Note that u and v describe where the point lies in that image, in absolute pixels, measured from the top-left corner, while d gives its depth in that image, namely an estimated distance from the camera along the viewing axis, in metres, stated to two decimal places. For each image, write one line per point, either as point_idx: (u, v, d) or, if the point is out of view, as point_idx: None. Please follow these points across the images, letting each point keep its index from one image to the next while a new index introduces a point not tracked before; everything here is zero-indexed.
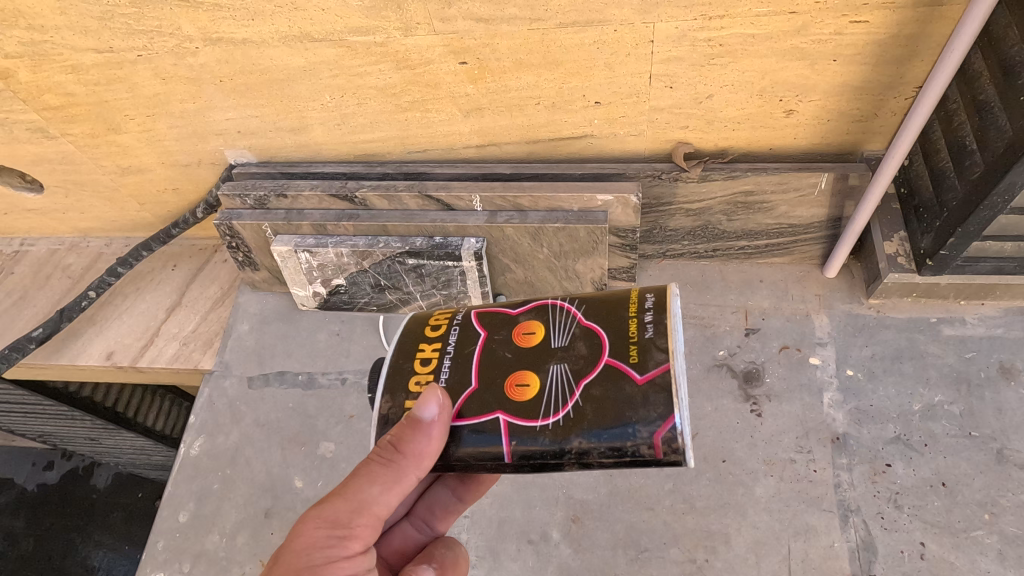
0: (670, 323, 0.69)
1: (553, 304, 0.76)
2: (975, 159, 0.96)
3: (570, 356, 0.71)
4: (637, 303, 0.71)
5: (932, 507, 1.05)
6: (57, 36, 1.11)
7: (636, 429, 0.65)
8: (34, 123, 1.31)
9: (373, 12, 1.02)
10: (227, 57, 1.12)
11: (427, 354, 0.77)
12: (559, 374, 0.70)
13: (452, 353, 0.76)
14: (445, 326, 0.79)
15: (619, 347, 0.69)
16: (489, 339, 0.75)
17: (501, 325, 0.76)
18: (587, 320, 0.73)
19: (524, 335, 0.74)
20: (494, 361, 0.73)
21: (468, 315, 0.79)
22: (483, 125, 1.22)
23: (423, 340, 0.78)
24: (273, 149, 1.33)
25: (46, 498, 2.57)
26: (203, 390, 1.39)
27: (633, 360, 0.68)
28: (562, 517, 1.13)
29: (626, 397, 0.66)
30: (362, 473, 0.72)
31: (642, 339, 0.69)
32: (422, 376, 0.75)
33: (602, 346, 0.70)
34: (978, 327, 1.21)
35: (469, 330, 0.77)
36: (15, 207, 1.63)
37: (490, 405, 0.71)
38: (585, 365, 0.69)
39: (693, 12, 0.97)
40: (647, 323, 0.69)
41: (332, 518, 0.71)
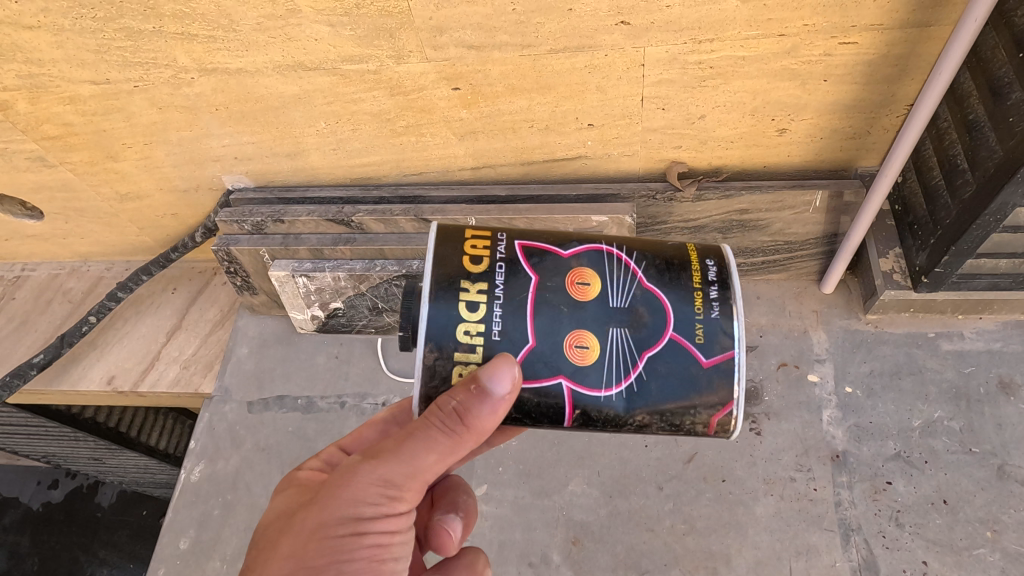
0: (732, 304, 0.68)
1: (607, 253, 0.71)
2: (966, 178, 0.97)
3: (631, 321, 0.67)
4: (700, 273, 0.69)
5: (934, 525, 1.05)
6: (55, 69, 1.12)
7: (698, 410, 0.66)
8: (33, 153, 1.32)
9: (366, 41, 1.03)
10: (223, 86, 1.13)
11: (471, 296, 0.67)
12: (621, 338, 0.66)
13: (502, 298, 0.67)
14: (487, 259, 0.69)
15: (685, 322, 0.67)
16: (541, 286, 0.68)
17: (553, 268, 0.69)
18: (648, 283, 0.69)
19: (579, 287, 0.68)
20: (549, 314, 0.66)
21: (512, 245, 0.70)
22: (477, 147, 1.22)
23: (466, 277, 0.67)
24: (270, 174, 1.34)
25: (51, 518, 2.57)
26: (203, 415, 1.40)
27: (698, 339, 0.66)
28: (562, 539, 1.12)
29: (691, 377, 0.66)
30: (419, 437, 0.66)
31: (709, 320, 0.67)
32: (473, 324, 0.66)
33: (667, 320, 0.67)
34: (976, 341, 1.21)
35: (517, 268, 0.68)
36: (16, 233, 1.64)
37: (551, 367, 0.66)
38: (648, 335, 0.66)
39: (683, 36, 0.98)
40: (712, 300, 0.68)
41: (383, 478, 0.67)
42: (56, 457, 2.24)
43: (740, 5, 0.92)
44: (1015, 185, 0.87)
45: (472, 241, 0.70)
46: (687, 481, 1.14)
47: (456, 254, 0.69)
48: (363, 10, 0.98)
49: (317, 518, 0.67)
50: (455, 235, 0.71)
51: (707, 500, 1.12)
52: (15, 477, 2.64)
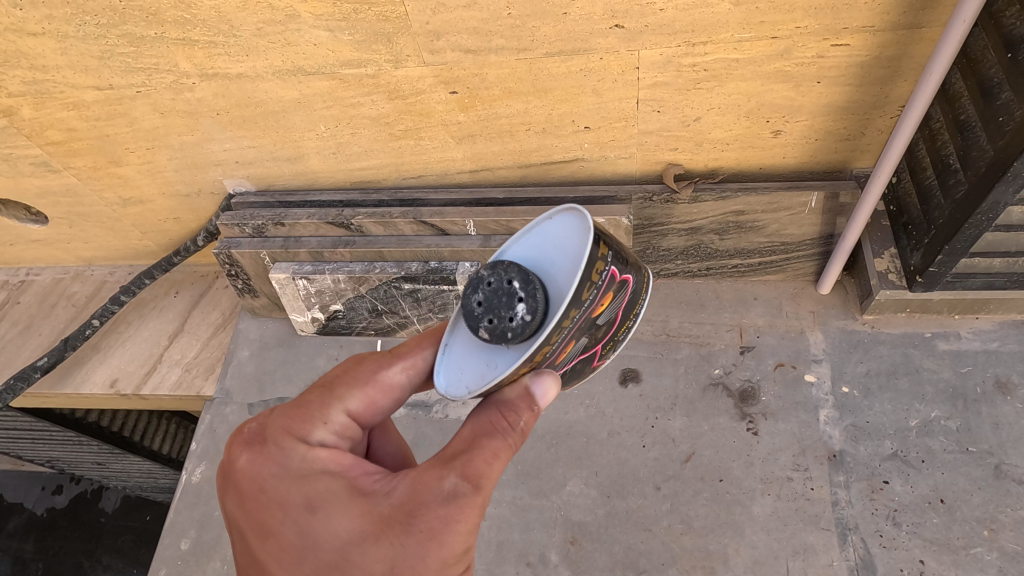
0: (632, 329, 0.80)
1: (626, 281, 0.72)
2: (959, 177, 0.98)
3: (595, 337, 0.73)
4: (638, 303, 0.78)
5: (931, 525, 1.05)
6: (58, 75, 1.14)
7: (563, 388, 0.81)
8: (37, 158, 1.34)
9: (364, 45, 1.04)
10: (223, 91, 1.14)
11: (567, 323, 0.65)
12: (579, 349, 0.72)
13: (573, 323, 0.66)
14: (590, 285, 0.66)
15: (609, 339, 0.76)
16: (591, 311, 0.68)
17: (604, 294, 0.68)
18: (621, 308, 0.74)
19: (600, 309, 0.69)
20: (576, 334, 0.68)
21: (606, 272, 0.67)
22: (476, 151, 1.24)
23: (576, 306, 0.65)
24: (271, 178, 1.35)
25: (56, 524, 2.58)
26: (204, 416, 1.41)
27: (605, 351, 0.78)
28: (560, 540, 1.13)
29: (582, 370, 0.78)
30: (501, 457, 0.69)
31: (620, 338, 0.79)
32: (546, 348, 0.66)
33: (605, 336, 0.75)
34: (973, 341, 1.21)
35: (593, 293, 0.66)
36: (21, 238, 1.66)
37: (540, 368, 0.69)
38: (592, 346, 0.74)
39: (678, 39, 0.99)
40: (629, 326, 0.79)
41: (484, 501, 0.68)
42: (60, 461, 2.25)
43: (732, 8, 0.94)
44: (1005, 184, 0.88)
45: (596, 266, 0.66)
46: (684, 481, 1.15)
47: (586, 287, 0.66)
48: (361, 15, 0.99)
49: (439, 557, 0.65)
50: (592, 255, 0.65)
51: (704, 499, 1.13)
52: (21, 483, 2.66)
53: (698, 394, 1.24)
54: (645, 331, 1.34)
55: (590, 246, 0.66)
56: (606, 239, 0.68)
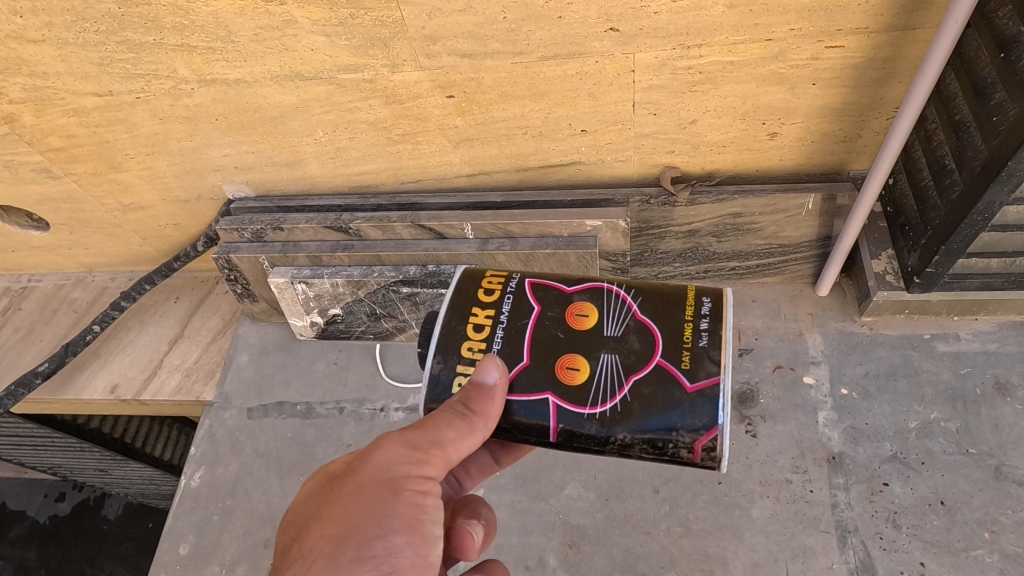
0: (722, 336, 0.65)
1: (609, 289, 0.69)
2: (954, 177, 0.98)
3: (622, 347, 0.65)
4: (694, 306, 0.67)
5: (931, 527, 1.04)
6: (59, 82, 1.15)
7: (678, 432, 0.62)
8: (38, 164, 1.35)
9: (361, 50, 1.05)
10: (222, 96, 1.15)
11: (480, 320, 0.68)
12: (610, 366, 0.64)
13: (506, 324, 0.68)
14: (499, 290, 0.70)
15: (673, 348, 0.64)
16: (543, 315, 0.68)
17: (559, 301, 0.69)
18: (643, 314, 0.67)
19: (579, 318, 0.67)
20: (551, 340, 0.66)
21: (523, 280, 0.71)
22: (473, 155, 1.24)
23: (476, 304, 0.69)
24: (270, 183, 1.36)
25: (58, 531, 2.58)
26: (203, 421, 1.41)
27: (686, 365, 0.63)
28: (559, 543, 1.12)
29: (674, 401, 0.62)
30: (439, 413, 0.66)
31: (696, 346, 0.64)
32: (475, 343, 0.67)
33: (655, 346, 0.65)
34: (972, 342, 1.21)
35: (524, 299, 0.69)
36: (23, 245, 1.67)
37: (540, 384, 0.65)
38: (636, 361, 0.64)
39: (673, 42, 1.00)
40: (702, 331, 0.65)
41: (411, 440, 0.67)
42: (62, 467, 2.25)
43: (726, 10, 0.94)
44: (1000, 184, 0.88)
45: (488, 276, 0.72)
46: (683, 483, 1.15)
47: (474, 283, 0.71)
48: (358, 20, 1.00)
49: (355, 480, 0.68)
50: (475, 272, 0.73)
51: (703, 502, 1.12)
52: (23, 490, 2.65)
53: None
54: None
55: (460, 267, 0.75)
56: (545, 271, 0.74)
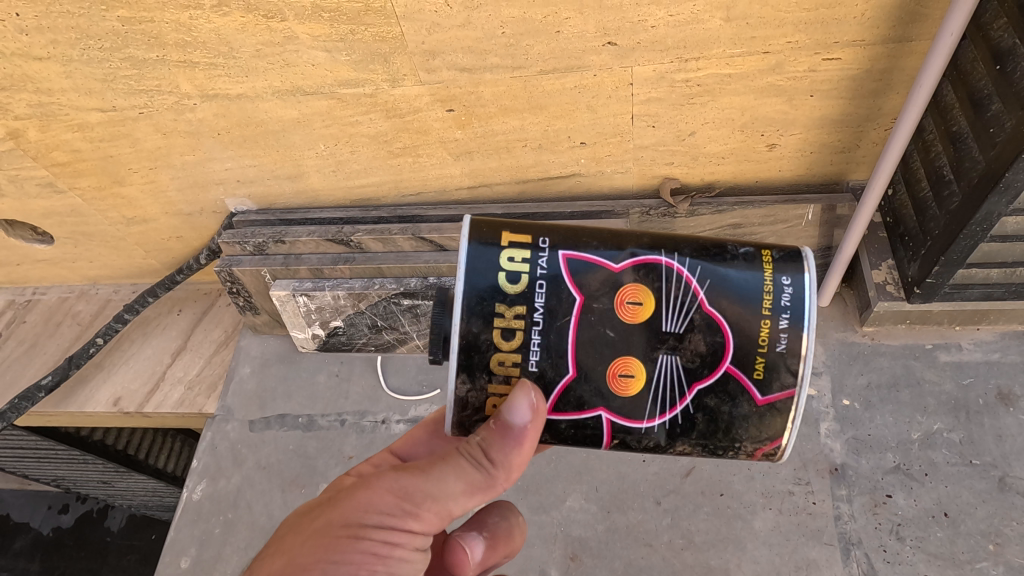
0: (804, 340, 0.59)
1: (666, 266, 0.61)
2: (953, 189, 0.98)
3: (688, 351, 0.60)
4: (773, 295, 0.60)
5: (935, 539, 1.04)
6: (64, 98, 1.16)
7: (743, 446, 0.62)
8: (43, 179, 1.36)
9: (362, 66, 1.06)
10: (224, 111, 1.16)
11: (509, 324, 0.60)
12: (671, 370, 0.60)
13: (542, 326, 0.60)
14: (527, 276, 0.60)
15: (746, 356, 0.59)
16: (587, 309, 0.60)
17: (604, 288, 0.61)
18: (711, 306, 0.60)
19: (632, 307, 0.60)
20: (596, 343, 0.60)
21: (554, 257, 0.61)
22: (474, 167, 1.25)
23: (502, 301, 0.60)
24: (271, 196, 1.37)
25: (60, 543, 2.57)
26: (206, 433, 1.41)
27: (758, 377, 0.60)
28: (560, 555, 1.12)
29: (741, 413, 0.61)
30: (449, 465, 0.66)
31: (772, 352, 0.59)
32: (507, 354, 0.60)
33: (727, 350, 0.59)
34: (974, 352, 1.20)
35: (560, 287, 0.60)
36: (27, 258, 1.68)
37: (592, 401, 0.61)
38: (701, 366, 0.60)
39: (670, 55, 1.00)
40: (781, 333, 0.59)
41: (404, 489, 0.65)
42: (65, 479, 2.26)
43: (723, 23, 0.95)
44: (998, 195, 0.88)
45: (510, 252, 0.61)
46: (685, 495, 1.14)
47: (494, 266, 0.60)
48: (358, 35, 1.01)
49: (326, 517, 0.65)
50: (491, 240, 0.61)
51: (705, 514, 1.12)
52: (27, 502, 2.65)
53: None
54: None
55: (468, 232, 0.62)
56: (575, 231, 0.63)
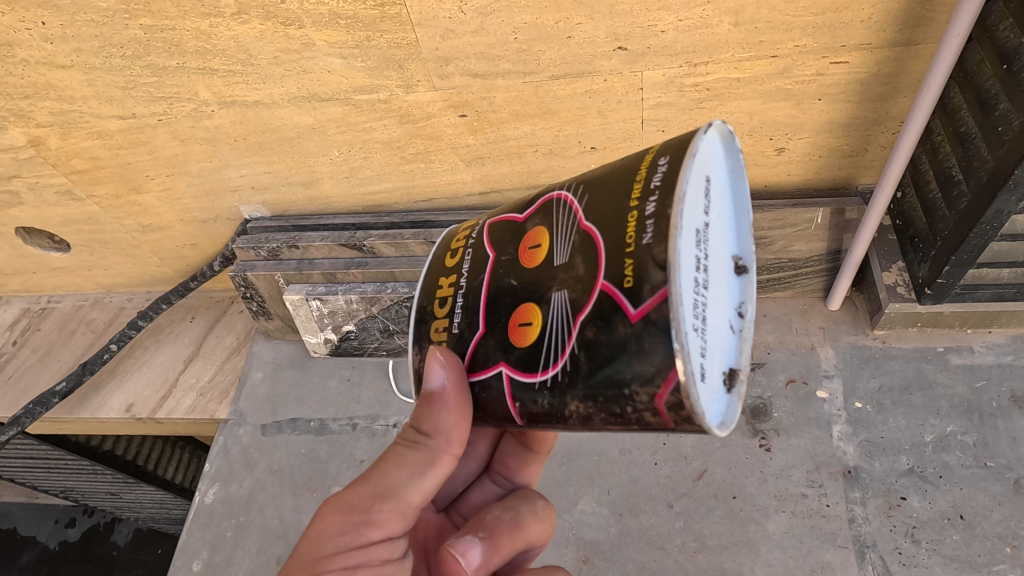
0: (670, 219, 0.44)
1: (558, 199, 0.57)
2: (962, 189, 0.99)
3: (570, 279, 0.51)
4: (644, 180, 0.48)
5: (951, 541, 1.03)
6: (84, 106, 1.19)
7: (632, 392, 0.47)
8: (62, 186, 1.39)
9: (377, 72, 1.08)
10: (241, 118, 1.19)
11: (443, 293, 0.62)
12: (560, 308, 0.51)
13: (464, 288, 0.60)
14: (461, 249, 0.64)
15: (615, 260, 0.47)
16: (496, 263, 0.59)
17: (513, 240, 0.59)
18: (586, 222, 0.52)
19: (532, 250, 0.56)
20: (500, 294, 0.57)
21: (483, 227, 0.64)
22: (484, 173, 1.26)
23: (443, 274, 0.64)
24: (285, 203, 1.39)
25: (67, 557, 2.58)
26: (218, 438, 1.42)
27: (627, 284, 0.46)
28: (572, 558, 1.11)
29: (620, 341, 0.47)
30: (390, 458, 0.65)
31: (639, 247, 0.46)
32: (440, 321, 0.61)
33: (598, 262, 0.49)
34: (986, 355, 1.20)
35: (480, 249, 0.61)
36: (43, 266, 1.71)
37: (496, 354, 0.56)
38: (579, 293, 0.50)
39: (679, 60, 1.02)
40: (647, 221, 0.46)
41: (348, 503, 0.63)
42: (73, 491, 2.27)
43: (732, 28, 0.97)
44: (1008, 193, 0.89)
45: (461, 234, 0.67)
46: (697, 498, 1.14)
47: (446, 249, 0.67)
48: (373, 42, 1.03)
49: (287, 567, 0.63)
50: (452, 237, 0.68)
51: (717, 517, 1.11)
52: (34, 516, 2.65)
53: None
54: None
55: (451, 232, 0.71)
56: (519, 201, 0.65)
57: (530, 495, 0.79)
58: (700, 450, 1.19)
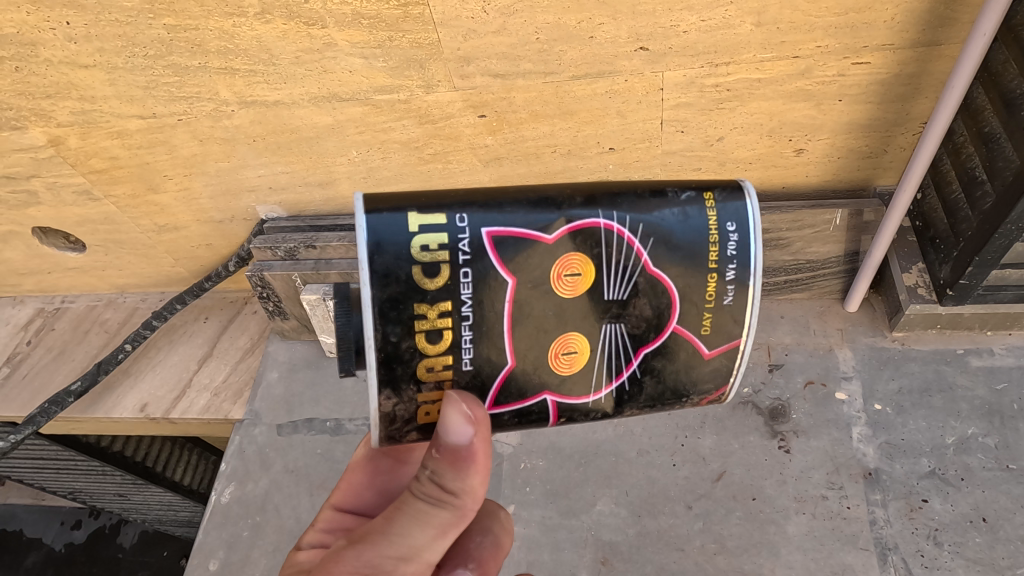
0: (750, 288, 0.59)
1: (606, 230, 0.58)
2: (986, 189, 0.99)
3: (629, 317, 0.60)
4: (719, 245, 0.58)
5: (974, 544, 1.02)
6: (105, 105, 1.19)
7: (691, 399, 0.64)
8: (80, 186, 1.39)
9: (397, 72, 1.09)
10: (260, 118, 1.19)
11: (434, 325, 0.56)
12: (615, 340, 0.60)
13: (472, 321, 0.57)
14: (446, 265, 0.56)
15: (694, 312, 0.60)
16: (520, 291, 0.58)
17: (540, 264, 0.57)
18: (654, 267, 0.59)
19: (571, 279, 0.58)
20: (533, 326, 0.59)
21: (476, 236, 0.56)
22: (502, 173, 1.26)
23: (423, 301, 0.55)
24: (301, 203, 1.39)
25: (73, 560, 2.58)
26: (234, 437, 1.42)
27: (705, 332, 0.60)
28: (591, 560, 1.11)
29: (692, 368, 0.62)
30: (411, 514, 0.65)
31: (721, 306, 0.60)
32: (436, 359, 0.57)
33: (673, 312, 0.60)
34: (1007, 357, 1.20)
35: (488, 273, 0.57)
36: (58, 266, 1.71)
37: (537, 385, 0.61)
38: (647, 331, 0.60)
39: (700, 61, 1.02)
40: (728, 286, 0.59)
41: (371, 564, 0.62)
42: (81, 493, 2.26)
43: (754, 28, 0.97)
44: None
45: (423, 238, 0.55)
46: (716, 500, 1.13)
47: (408, 259, 0.55)
48: (395, 42, 1.04)
49: None
50: (400, 235, 0.55)
51: (737, 519, 1.11)
52: (39, 518, 2.64)
53: (727, 413, 1.23)
54: None
55: (364, 212, 0.55)
56: (494, 197, 0.58)
57: (494, 509, 0.80)
58: (719, 451, 1.18)
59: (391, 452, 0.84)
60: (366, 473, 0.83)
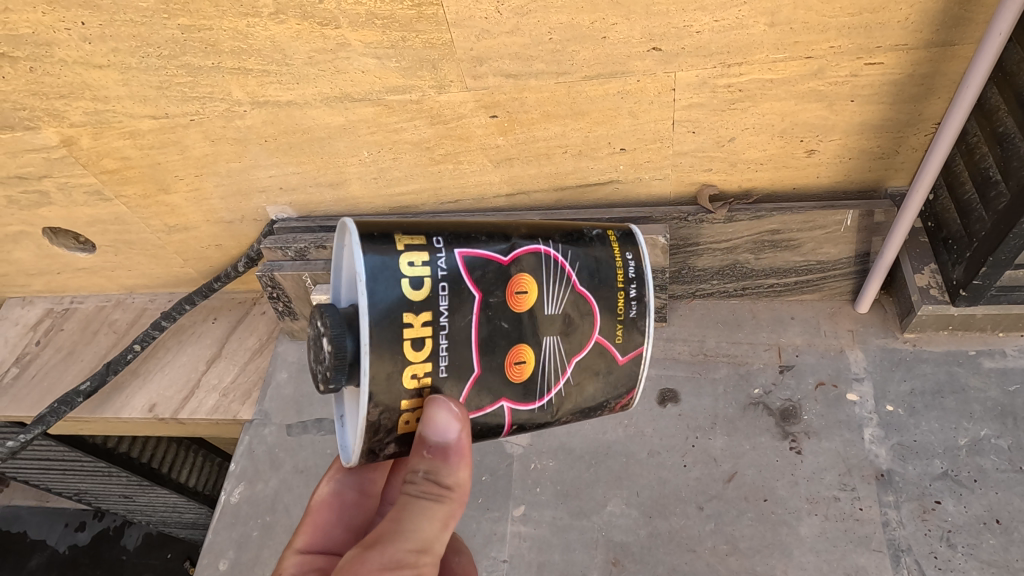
0: (648, 304, 0.73)
1: (546, 254, 0.71)
2: (1000, 189, 0.99)
3: (563, 329, 0.70)
4: (622, 270, 0.73)
5: (988, 546, 1.02)
6: (119, 105, 1.20)
7: (608, 403, 0.75)
8: (91, 186, 1.40)
9: (409, 72, 1.09)
10: (272, 118, 1.20)
11: (417, 332, 0.64)
12: (554, 349, 0.70)
13: (449, 330, 0.65)
14: (428, 280, 0.65)
15: (609, 324, 0.72)
16: (485, 304, 0.67)
17: (497, 281, 0.68)
18: (580, 286, 0.71)
19: (519, 295, 0.68)
20: (493, 336, 0.67)
21: (451, 257, 0.67)
22: (513, 173, 1.26)
23: (409, 311, 0.63)
24: (312, 204, 1.40)
25: (77, 561, 2.58)
26: (243, 437, 1.43)
27: (619, 339, 0.72)
28: (602, 560, 1.10)
29: (609, 372, 0.73)
30: (417, 511, 0.67)
31: (628, 318, 0.72)
32: (419, 366, 0.64)
33: (593, 323, 0.71)
34: (1019, 358, 1.19)
35: (461, 287, 0.66)
36: (68, 267, 1.72)
37: (494, 389, 0.68)
38: (575, 341, 0.71)
39: (714, 61, 1.02)
40: (632, 301, 0.72)
41: (394, 560, 0.64)
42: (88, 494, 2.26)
43: (767, 28, 0.97)
44: None
45: (410, 256, 0.65)
46: (727, 501, 1.13)
47: (396, 272, 0.64)
48: (408, 42, 1.04)
49: None
50: (390, 253, 0.64)
51: (749, 520, 1.11)
52: (44, 519, 2.64)
53: (738, 413, 1.23)
54: (681, 351, 1.34)
55: (358, 234, 0.65)
56: (463, 229, 0.70)
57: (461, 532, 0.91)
58: (730, 452, 1.18)
59: (354, 485, 0.87)
60: (333, 510, 0.85)
